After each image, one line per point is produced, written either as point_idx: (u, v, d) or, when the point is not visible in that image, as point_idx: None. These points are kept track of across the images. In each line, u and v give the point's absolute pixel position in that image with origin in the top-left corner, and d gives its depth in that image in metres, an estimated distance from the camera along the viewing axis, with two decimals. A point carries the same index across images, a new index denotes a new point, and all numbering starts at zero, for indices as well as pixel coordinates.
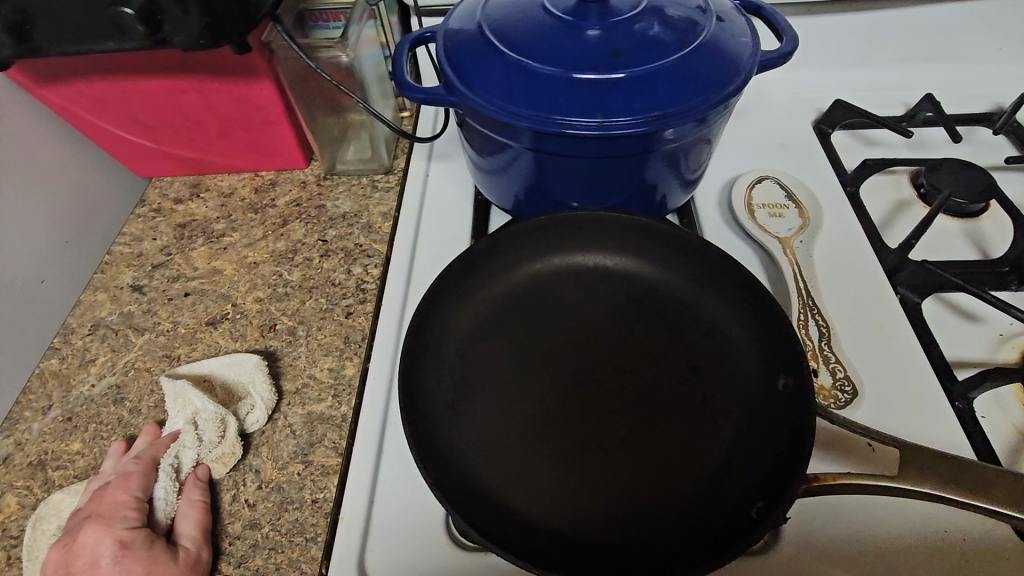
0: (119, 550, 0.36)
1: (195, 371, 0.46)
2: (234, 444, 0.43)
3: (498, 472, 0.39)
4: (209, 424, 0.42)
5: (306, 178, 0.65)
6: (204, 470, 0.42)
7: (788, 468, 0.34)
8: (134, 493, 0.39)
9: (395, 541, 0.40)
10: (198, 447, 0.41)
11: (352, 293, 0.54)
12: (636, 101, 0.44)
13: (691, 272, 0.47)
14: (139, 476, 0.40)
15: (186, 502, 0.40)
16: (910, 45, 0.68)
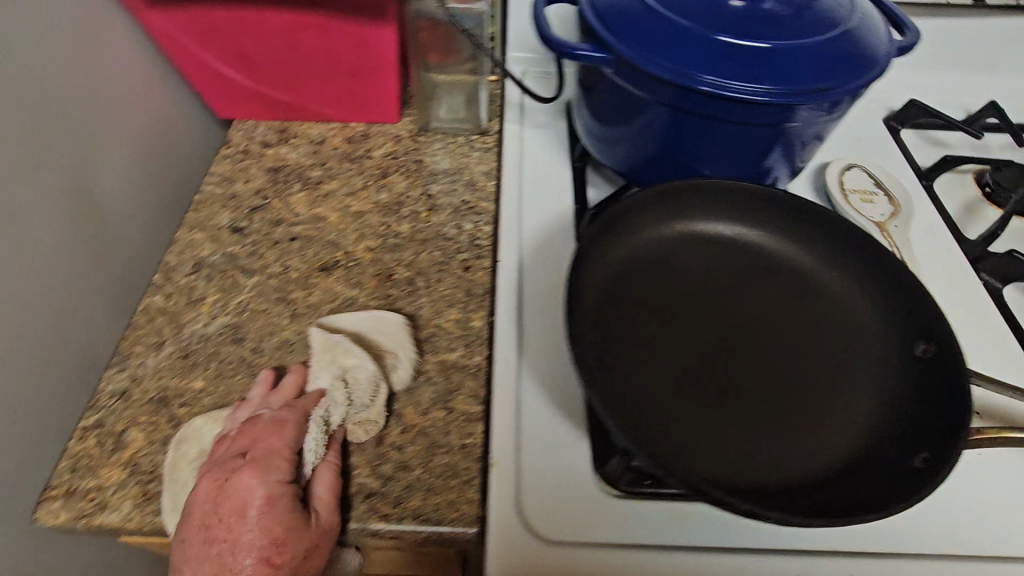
0: (270, 498, 0.36)
1: (343, 327, 0.46)
2: (379, 412, 0.42)
3: (656, 422, 0.40)
4: (367, 385, 0.42)
5: (399, 132, 0.63)
6: (344, 433, 0.41)
7: (942, 420, 0.38)
8: (288, 442, 0.38)
9: (547, 487, 0.41)
10: (348, 404, 0.41)
11: (467, 248, 0.54)
12: (783, 73, 0.46)
13: (808, 245, 0.49)
14: (292, 426, 0.39)
15: (324, 462, 0.39)
16: (972, 55, 0.73)
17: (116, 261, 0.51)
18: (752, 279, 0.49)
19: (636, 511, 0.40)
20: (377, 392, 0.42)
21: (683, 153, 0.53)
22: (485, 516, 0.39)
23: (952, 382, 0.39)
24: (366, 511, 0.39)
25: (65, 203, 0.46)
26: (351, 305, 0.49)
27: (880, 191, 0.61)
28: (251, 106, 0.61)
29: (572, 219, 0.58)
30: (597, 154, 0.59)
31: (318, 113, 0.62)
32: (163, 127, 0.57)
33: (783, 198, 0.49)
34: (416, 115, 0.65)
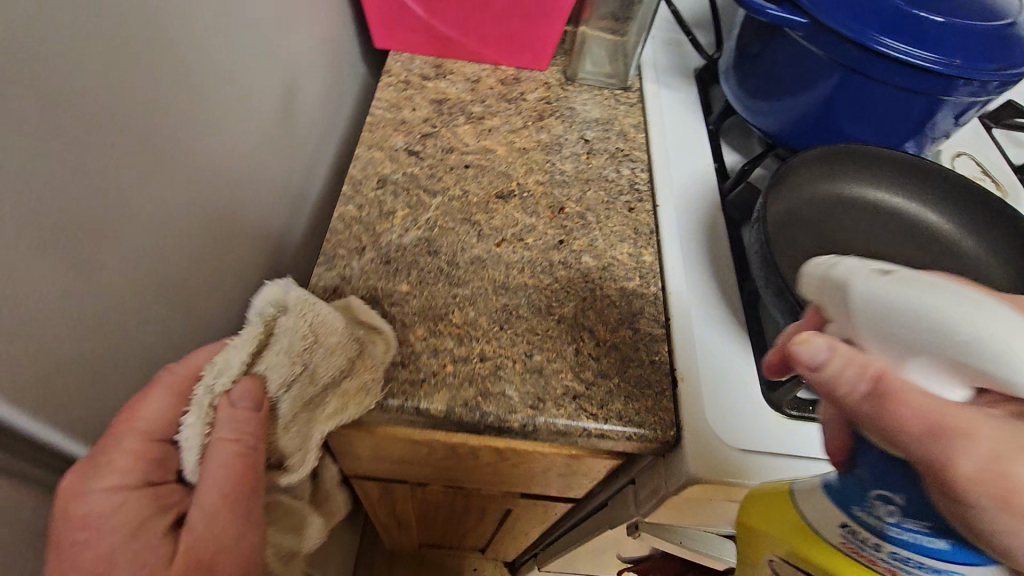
0: (110, 518, 0.34)
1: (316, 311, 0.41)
2: (344, 341, 0.39)
3: None
4: (292, 317, 0.36)
5: (548, 80, 0.66)
6: (254, 386, 0.36)
7: None
8: (144, 424, 0.34)
9: (728, 403, 0.45)
10: (285, 361, 0.36)
11: (628, 191, 0.57)
12: (968, 47, 0.49)
13: (955, 213, 0.54)
14: (157, 402, 0.34)
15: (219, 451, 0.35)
16: None
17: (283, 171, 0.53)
18: (902, 244, 0.53)
19: (804, 429, 0.45)
20: (337, 332, 0.38)
21: (839, 117, 0.56)
22: (680, 421, 0.43)
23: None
24: (576, 409, 0.42)
25: (265, 106, 0.48)
26: (532, 231, 0.52)
27: (987, 179, 0.66)
28: (413, 37, 0.63)
29: (714, 176, 0.61)
30: (747, 114, 0.63)
31: (475, 52, 0.65)
32: (330, 47, 0.59)
33: (930, 169, 0.54)
34: (561, 65, 0.68)
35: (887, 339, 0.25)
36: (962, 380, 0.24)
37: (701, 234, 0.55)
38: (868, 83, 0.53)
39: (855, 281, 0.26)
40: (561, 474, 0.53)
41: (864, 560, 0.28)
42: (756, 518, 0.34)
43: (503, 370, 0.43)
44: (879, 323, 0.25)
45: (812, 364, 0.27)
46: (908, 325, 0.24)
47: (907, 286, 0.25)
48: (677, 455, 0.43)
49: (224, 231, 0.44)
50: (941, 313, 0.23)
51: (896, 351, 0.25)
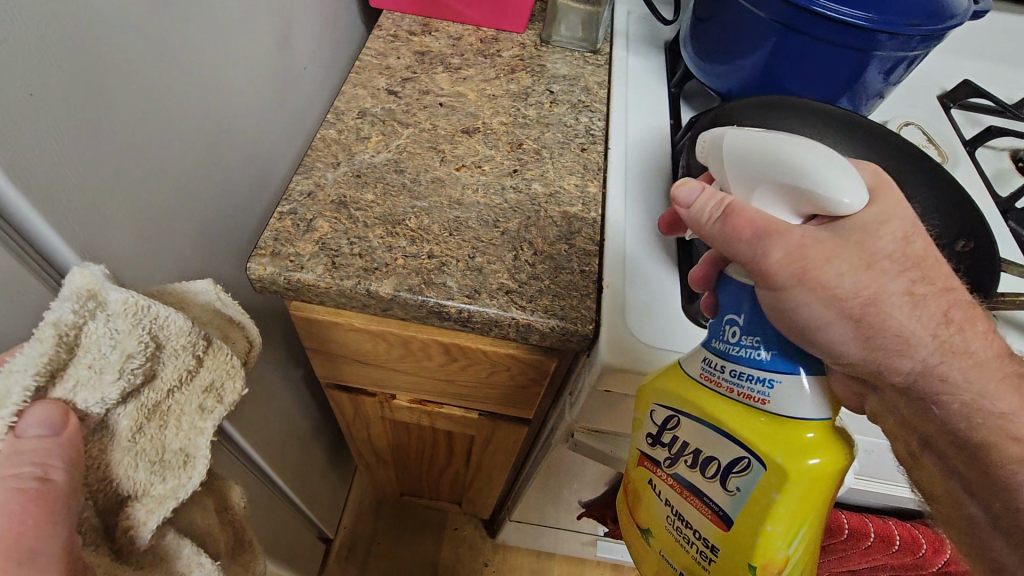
0: None
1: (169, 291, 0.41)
2: (191, 341, 0.35)
3: None
4: (120, 324, 0.31)
5: (524, 42, 0.72)
6: (63, 412, 0.29)
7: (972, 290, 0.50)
8: None
9: (647, 306, 0.50)
10: (119, 374, 0.31)
11: (584, 135, 0.63)
12: (888, 7, 0.54)
13: (888, 165, 0.56)
14: None
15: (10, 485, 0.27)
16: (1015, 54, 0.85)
17: (285, 105, 0.60)
18: None
19: None
20: (181, 334, 0.34)
21: (781, 73, 0.61)
22: (599, 320, 0.49)
23: (988, 271, 0.50)
24: (507, 302, 0.48)
25: (269, 49, 0.55)
26: (490, 160, 0.58)
27: (932, 144, 0.70)
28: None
29: (667, 128, 0.67)
30: (703, 74, 0.68)
31: (458, 14, 0.72)
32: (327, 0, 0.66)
33: (863, 123, 0.58)
34: (538, 30, 0.74)
35: (749, 180, 0.34)
36: (793, 204, 0.34)
37: (647, 175, 0.61)
38: (802, 40, 0.58)
39: (732, 138, 0.34)
40: (507, 382, 0.59)
41: (714, 384, 0.38)
42: (647, 377, 0.43)
43: (446, 267, 0.49)
44: (747, 168, 0.33)
45: (688, 201, 0.37)
46: (765, 166, 0.33)
47: (766, 138, 0.33)
48: (595, 348, 0.49)
49: (228, 141, 0.50)
50: (785, 156, 0.32)
51: (755, 188, 0.34)
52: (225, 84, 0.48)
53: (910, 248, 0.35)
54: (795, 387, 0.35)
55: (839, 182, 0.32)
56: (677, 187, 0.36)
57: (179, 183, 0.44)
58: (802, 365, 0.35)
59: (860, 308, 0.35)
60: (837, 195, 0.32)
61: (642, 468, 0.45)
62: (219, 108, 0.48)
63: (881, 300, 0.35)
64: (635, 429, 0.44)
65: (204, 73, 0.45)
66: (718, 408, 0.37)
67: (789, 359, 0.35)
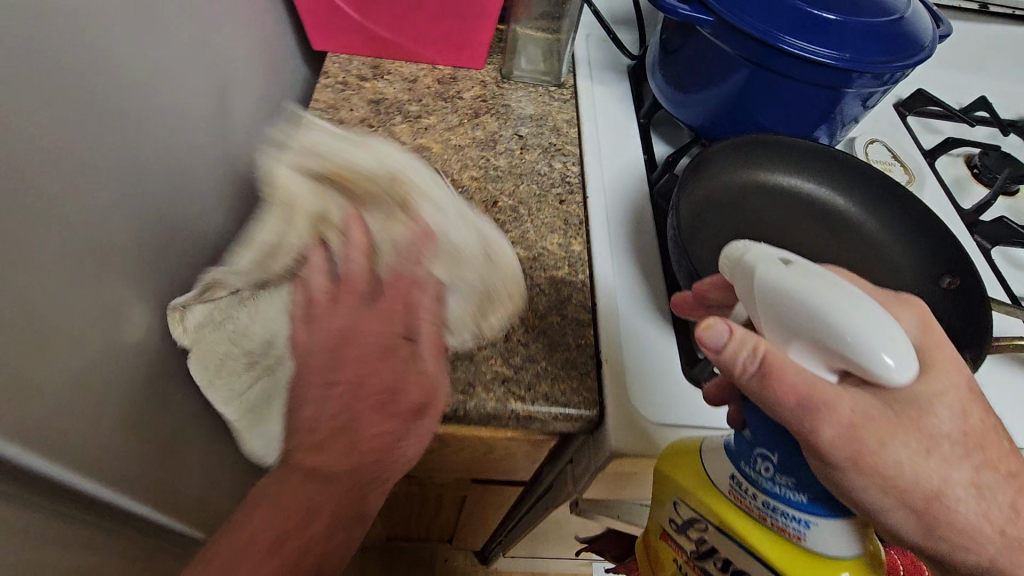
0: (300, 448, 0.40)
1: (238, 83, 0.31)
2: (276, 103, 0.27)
3: None
4: None
5: (484, 79, 0.68)
6: None
7: (966, 324, 0.49)
8: None
9: (648, 379, 0.48)
10: None
11: (559, 184, 0.60)
12: (862, 46, 0.52)
13: (861, 197, 0.58)
14: None
15: None
16: (956, 57, 0.87)
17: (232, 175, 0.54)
18: (811, 223, 0.57)
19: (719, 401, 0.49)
20: None
21: (756, 110, 0.60)
22: (603, 400, 0.46)
23: (977, 315, 0.48)
24: (504, 393, 0.45)
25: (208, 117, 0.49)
26: None
27: (898, 162, 0.71)
28: (350, 39, 0.65)
29: (642, 168, 0.65)
30: (674, 109, 0.66)
31: (411, 53, 0.66)
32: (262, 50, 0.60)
33: (839, 157, 0.58)
34: (497, 63, 0.70)
35: (775, 319, 0.32)
36: (826, 361, 0.31)
37: (629, 224, 0.59)
38: (777, 79, 0.56)
39: (758, 267, 0.32)
40: (504, 457, 0.56)
41: (746, 507, 0.37)
42: (666, 471, 0.42)
43: None
44: (771, 305, 0.31)
45: (716, 347, 0.33)
46: (791, 305, 0.30)
47: (799, 273, 0.31)
48: (601, 432, 0.46)
49: (173, 233, 0.44)
50: (814, 296, 0.30)
51: (783, 331, 0.32)
52: (159, 167, 0.42)
53: (971, 427, 0.32)
54: (832, 527, 0.34)
55: (888, 336, 0.29)
56: (703, 332, 0.33)
57: (117, 304, 0.38)
58: (840, 507, 0.34)
59: (922, 502, 0.31)
60: (876, 354, 0.29)
61: (665, 544, 0.44)
62: (155, 200, 0.42)
63: (943, 492, 0.32)
64: (658, 507, 0.44)
65: (131, 168, 0.38)
66: (748, 532, 0.36)
67: (824, 501, 0.34)
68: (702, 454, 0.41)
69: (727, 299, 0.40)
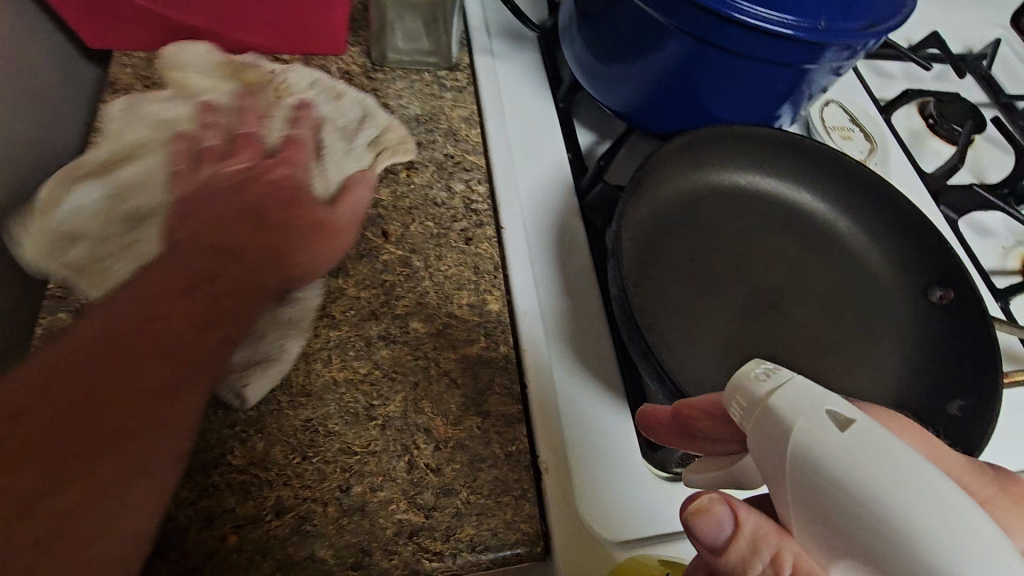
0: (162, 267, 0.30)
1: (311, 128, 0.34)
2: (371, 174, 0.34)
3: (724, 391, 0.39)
4: None
5: (349, 68, 0.51)
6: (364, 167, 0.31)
7: (967, 355, 0.41)
8: None
9: (604, 483, 0.38)
10: None
11: (463, 215, 0.45)
12: (833, 10, 0.40)
13: (826, 188, 0.48)
14: None
15: None
16: None
17: None
18: (773, 230, 0.47)
19: (688, 491, 0.39)
20: None
21: (702, 96, 0.47)
22: (548, 531, 0.35)
23: (979, 345, 0.41)
24: (414, 553, 0.33)
25: None
26: (340, 299, 0.40)
27: (856, 127, 0.61)
28: (145, 29, 0.45)
29: (568, 171, 0.51)
30: (598, 94, 0.52)
31: (238, 42, 0.48)
32: None
33: (802, 142, 0.47)
34: (365, 44, 0.52)
35: (817, 514, 0.21)
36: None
37: (559, 259, 0.46)
38: (726, 57, 0.43)
39: (794, 421, 0.21)
40: None
41: None
42: None
43: (310, 521, 0.32)
44: (812, 492, 0.21)
45: (715, 543, 0.23)
46: (840, 496, 0.20)
47: (860, 444, 0.20)
48: (550, 570, 0.35)
49: None
50: (886, 497, 0.19)
51: (826, 533, 0.21)
52: None
53: None
54: None
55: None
56: (696, 518, 0.23)
57: None
58: None
59: None
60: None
61: None
62: None
63: None
64: None
65: None
66: None
67: None
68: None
69: (721, 435, 0.27)
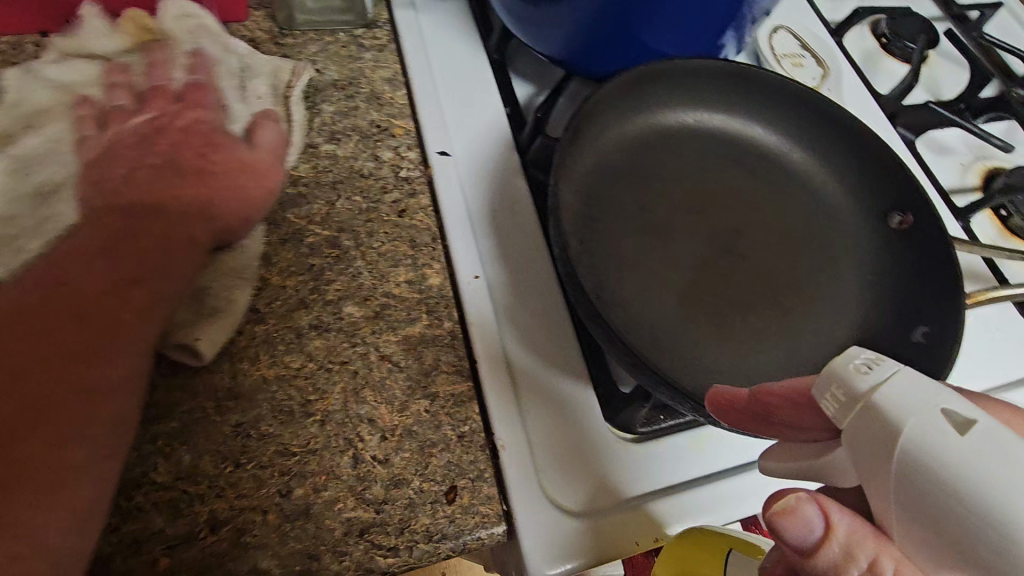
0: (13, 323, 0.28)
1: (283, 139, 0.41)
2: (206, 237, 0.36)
3: (683, 345, 0.37)
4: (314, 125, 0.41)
5: (254, 36, 0.46)
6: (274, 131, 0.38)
7: (931, 281, 0.39)
8: None
9: (566, 453, 0.36)
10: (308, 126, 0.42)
11: (394, 184, 0.42)
12: None
13: (777, 118, 0.46)
14: None
15: (803, 509, 0.20)
16: None
17: None
18: (725, 168, 0.45)
19: (654, 450, 0.37)
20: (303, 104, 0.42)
21: (639, 30, 0.44)
22: (510, 508, 0.34)
23: (942, 269, 0.39)
24: (366, 552, 0.31)
25: None
26: (264, 290, 0.36)
27: (808, 53, 0.58)
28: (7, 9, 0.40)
29: (507, 127, 0.47)
30: (528, 40, 0.47)
31: None
32: None
33: (750, 70, 0.44)
34: (269, 6, 0.47)
35: (927, 522, 0.19)
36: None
37: (502, 222, 0.43)
38: None
39: (908, 416, 0.19)
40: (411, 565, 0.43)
41: None
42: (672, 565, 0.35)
43: (248, 532, 0.30)
44: (920, 497, 0.19)
45: (802, 547, 0.20)
46: (966, 505, 0.18)
47: (984, 449, 0.18)
48: (518, 551, 0.34)
49: None
50: (1018, 512, 0.17)
51: (938, 545, 0.19)
52: None
53: None
54: None
55: None
56: (782, 520, 0.20)
57: None
58: None
59: None
60: None
61: None
62: None
63: None
64: None
65: None
66: None
67: None
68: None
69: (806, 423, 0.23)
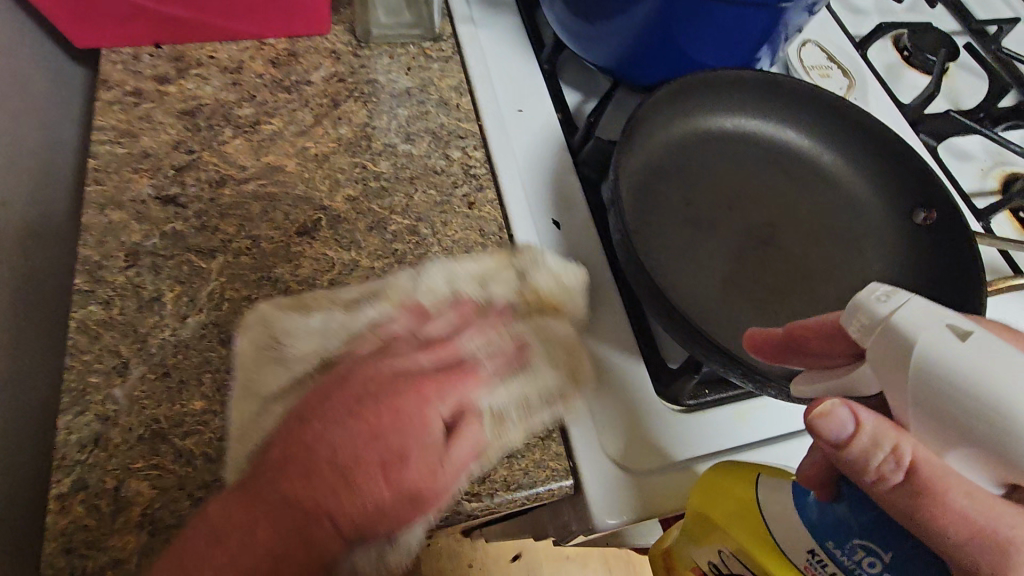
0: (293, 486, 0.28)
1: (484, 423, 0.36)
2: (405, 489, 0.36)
3: (728, 326, 0.41)
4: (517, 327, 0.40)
5: (335, 48, 0.51)
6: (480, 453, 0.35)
7: (953, 271, 0.43)
8: None
9: (622, 419, 0.40)
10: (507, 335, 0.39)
11: (463, 180, 0.47)
12: None
13: (808, 124, 0.50)
14: None
15: (842, 413, 0.24)
16: None
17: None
18: (761, 169, 0.49)
19: (703, 418, 0.42)
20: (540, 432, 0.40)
21: (682, 43, 0.48)
22: (576, 465, 0.38)
23: (965, 259, 0.43)
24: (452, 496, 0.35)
25: None
26: (355, 271, 0.41)
27: (834, 65, 0.62)
28: (130, 27, 0.46)
29: (560, 131, 0.52)
30: (579, 51, 0.52)
31: (222, 30, 0.48)
32: None
33: (784, 80, 0.49)
34: (347, 21, 0.53)
35: (931, 415, 0.23)
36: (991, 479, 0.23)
37: (559, 215, 0.47)
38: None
39: (917, 335, 0.23)
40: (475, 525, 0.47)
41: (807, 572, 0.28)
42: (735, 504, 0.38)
43: None
44: (928, 397, 0.23)
45: (838, 441, 0.24)
46: (963, 403, 0.22)
47: (979, 353, 0.22)
48: (582, 503, 0.38)
49: None
50: (1000, 397, 0.21)
51: (943, 433, 0.23)
52: None
53: None
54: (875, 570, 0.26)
55: None
56: (821, 421, 0.24)
57: None
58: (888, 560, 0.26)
59: None
60: None
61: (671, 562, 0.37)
62: None
63: None
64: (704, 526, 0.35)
65: None
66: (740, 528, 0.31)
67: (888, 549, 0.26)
68: (758, 473, 0.33)
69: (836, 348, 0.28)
